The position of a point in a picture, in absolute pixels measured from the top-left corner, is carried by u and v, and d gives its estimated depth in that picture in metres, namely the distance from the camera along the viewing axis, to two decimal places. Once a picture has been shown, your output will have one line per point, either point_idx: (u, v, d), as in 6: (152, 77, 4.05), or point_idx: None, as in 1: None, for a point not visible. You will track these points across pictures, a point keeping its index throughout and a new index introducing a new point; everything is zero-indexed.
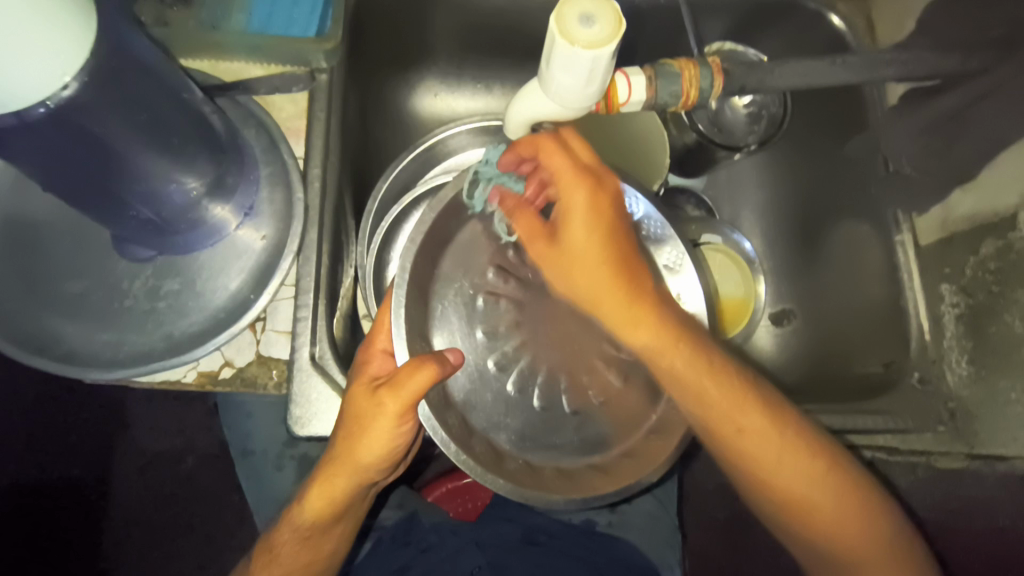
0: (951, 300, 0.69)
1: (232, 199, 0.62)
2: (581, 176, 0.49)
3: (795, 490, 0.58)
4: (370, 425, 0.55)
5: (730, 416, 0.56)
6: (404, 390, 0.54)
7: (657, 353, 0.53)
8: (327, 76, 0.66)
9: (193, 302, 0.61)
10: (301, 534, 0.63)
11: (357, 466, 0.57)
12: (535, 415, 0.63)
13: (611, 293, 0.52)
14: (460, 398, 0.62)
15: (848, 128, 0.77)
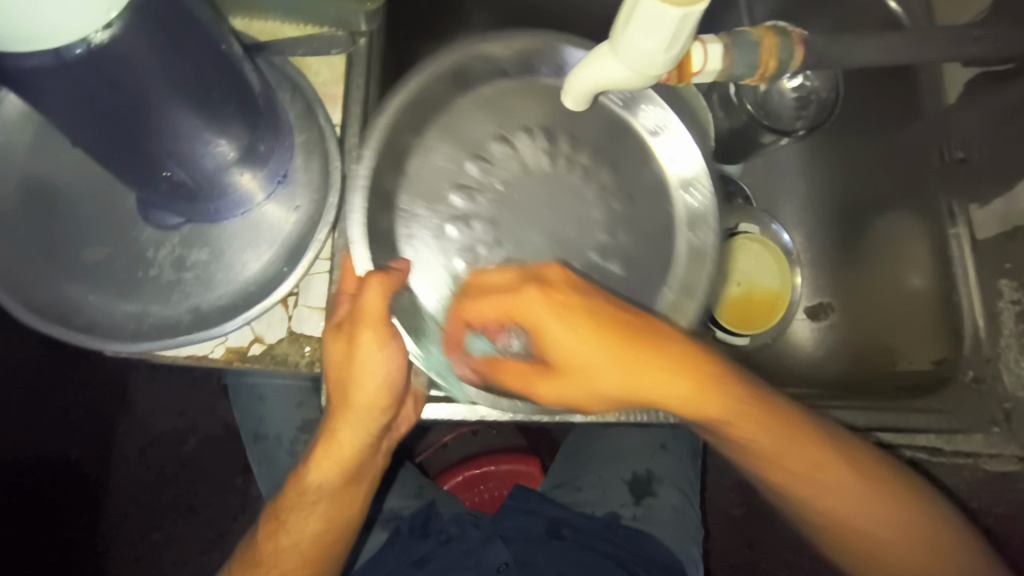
0: (1011, 296, 0.67)
1: (266, 167, 0.59)
2: (523, 288, 0.51)
3: (838, 509, 0.58)
4: (353, 362, 0.52)
5: (802, 466, 0.56)
6: (366, 318, 0.51)
7: (734, 426, 0.53)
8: (367, 40, 0.63)
9: (222, 273, 0.58)
10: (310, 499, 0.59)
11: (354, 414, 0.55)
12: None
13: (638, 364, 0.49)
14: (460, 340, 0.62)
15: (902, 116, 0.74)
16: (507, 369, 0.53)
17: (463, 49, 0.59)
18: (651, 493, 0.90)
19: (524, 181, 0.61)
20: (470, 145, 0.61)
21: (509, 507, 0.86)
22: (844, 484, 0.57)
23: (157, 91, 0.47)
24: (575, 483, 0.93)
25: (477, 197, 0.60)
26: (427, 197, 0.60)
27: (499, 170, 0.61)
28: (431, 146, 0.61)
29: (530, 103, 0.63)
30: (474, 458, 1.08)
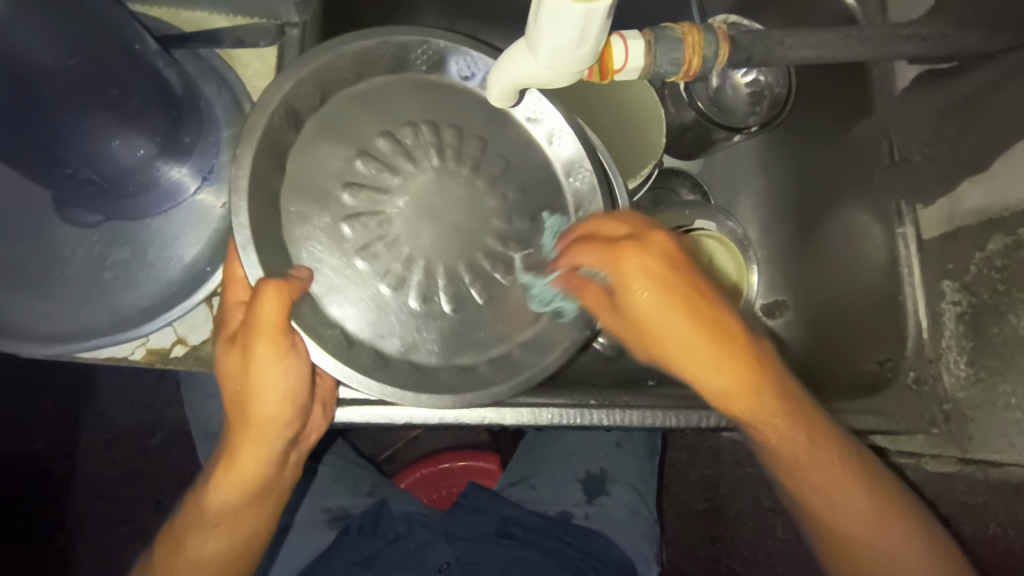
0: (952, 298, 0.65)
1: (190, 161, 0.57)
2: (622, 248, 0.48)
3: (847, 527, 0.52)
4: (249, 374, 0.51)
5: (813, 481, 0.52)
6: (262, 327, 0.49)
7: (762, 425, 0.50)
8: (298, 31, 0.61)
9: (144, 272, 0.57)
10: (207, 524, 0.54)
11: (256, 424, 0.52)
12: (447, 319, 0.58)
13: (715, 361, 0.48)
14: (363, 333, 0.56)
15: (853, 112, 0.72)
16: (589, 294, 0.53)
17: (320, 64, 0.54)
18: (604, 491, 0.90)
19: (414, 175, 0.58)
20: (353, 140, 0.57)
21: (459, 506, 0.86)
22: (866, 522, 0.52)
23: (53, 80, 0.46)
24: (530, 481, 0.93)
25: (369, 196, 0.56)
26: (310, 197, 0.55)
27: (388, 166, 0.57)
28: (317, 145, 0.56)
29: (408, 101, 0.58)
30: (432, 455, 1.08)
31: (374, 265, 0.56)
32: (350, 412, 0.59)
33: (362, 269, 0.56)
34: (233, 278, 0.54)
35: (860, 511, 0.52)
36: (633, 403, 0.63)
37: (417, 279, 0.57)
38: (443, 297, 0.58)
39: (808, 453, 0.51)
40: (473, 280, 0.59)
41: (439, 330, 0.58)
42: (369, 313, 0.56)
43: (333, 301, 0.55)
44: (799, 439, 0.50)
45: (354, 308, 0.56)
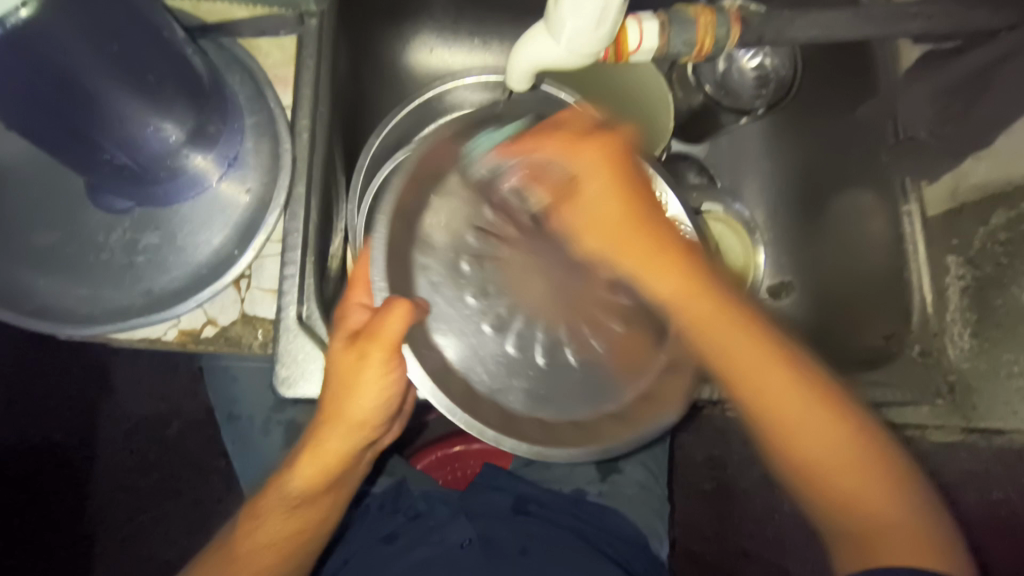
0: (957, 272, 0.67)
1: (216, 149, 0.59)
2: (568, 139, 0.50)
3: (805, 449, 0.49)
4: (354, 382, 0.52)
5: (744, 377, 0.49)
6: (382, 338, 0.52)
7: (700, 319, 0.49)
8: (317, 20, 0.62)
9: (173, 257, 0.59)
10: (289, 504, 0.57)
11: (348, 424, 0.54)
12: (537, 371, 0.65)
13: (632, 241, 0.49)
14: (459, 365, 0.63)
15: (860, 93, 0.73)
16: (547, 183, 0.51)
17: (439, 132, 0.65)
18: (617, 469, 0.92)
19: (531, 241, 0.65)
20: (464, 217, 0.66)
21: (475, 485, 0.88)
22: (821, 433, 0.48)
23: (92, 72, 0.49)
24: (544, 460, 0.95)
25: (484, 263, 0.67)
26: (427, 250, 0.65)
27: (494, 237, 0.66)
28: (432, 210, 0.65)
29: (485, 146, 0.66)
30: (446, 438, 1.10)
31: (484, 305, 0.66)
32: None
33: (488, 331, 0.65)
34: (358, 282, 0.57)
35: (810, 422, 0.48)
36: None
37: (515, 330, 0.66)
38: (539, 350, 0.66)
39: (753, 360, 0.49)
40: (571, 343, 0.66)
41: (527, 379, 0.64)
42: (466, 349, 0.64)
43: (440, 331, 0.64)
44: (749, 345, 0.49)
45: (454, 337, 0.64)
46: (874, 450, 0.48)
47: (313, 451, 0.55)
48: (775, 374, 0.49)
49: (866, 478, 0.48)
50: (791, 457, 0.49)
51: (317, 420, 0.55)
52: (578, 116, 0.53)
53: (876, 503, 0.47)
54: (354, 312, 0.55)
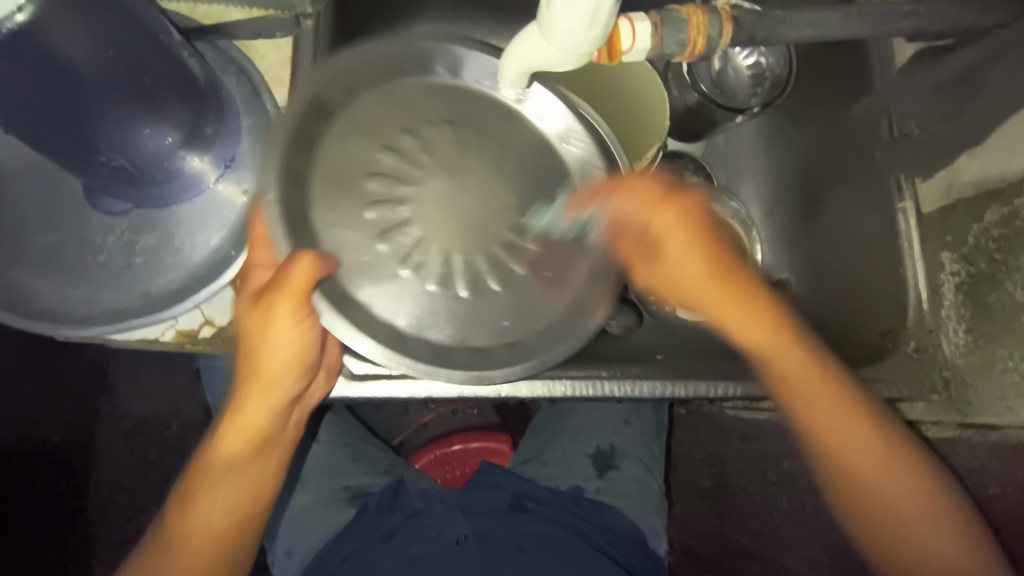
0: (951, 268, 0.67)
1: (212, 150, 0.60)
2: (670, 197, 0.57)
3: (872, 487, 0.58)
4: (260, 331, 0.56)
5: (837, 425, 0.58)
6: (291, 289, 0.54)
7: (766, 347, 0.58)
8: (312, 22, 0.63)
9: (170, 257, 0.59)
10: (218, 479, 0.59)
11: (262, 381, 0.58)
12: (465, 304, 0.61)
13: (725, 294, 0.58)
14: (383, 309, 0.59)
15: (854, 93, 0.74)
16: (628, 246, 0.60)
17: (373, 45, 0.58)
18: (614, 466, 0.94)
19: (456, 171, 0.61)
20: (377, 135, 0.60)
21: (474, 483, 0.88)
22: (871, 460, 0.58)
23: (89, 73, 0.49)
24: (541, 458, 0.95)
25: (395, 184, 0.60)
26: (345, 188, 0.59)
27: (410, 162, 0.61)
28: (348, 136, 0.60)
29: (436, 102, 0.61)
30: (444, 436, 1.11)
31: (394, 247, 0.60)
32: (371, 387, 0.61)
33: (406, 276, 0.60)
34: (257, 242, 0.57)
35: (876, 468, 0.58)
36: (643, 374, 0.66)
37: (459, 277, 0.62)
38: (463, 283, 0.61)
39: (814, 382, 0.58)
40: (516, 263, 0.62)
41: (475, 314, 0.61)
42: (392, 298, 0.60)
43: (362, 285, 0.59)
44: (819, 388, 0.58)
45: (406, 312, 0.60)
46: (929, 485, 0.58)
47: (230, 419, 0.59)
48: (841, 414, 0.58)
49: (916, 510, 0.57)
50: (850, 488, 0.59)
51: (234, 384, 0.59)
52: (643, 177, 0.57)
53: (914, 525, 0.57)
54: (254, 269, 0.57)
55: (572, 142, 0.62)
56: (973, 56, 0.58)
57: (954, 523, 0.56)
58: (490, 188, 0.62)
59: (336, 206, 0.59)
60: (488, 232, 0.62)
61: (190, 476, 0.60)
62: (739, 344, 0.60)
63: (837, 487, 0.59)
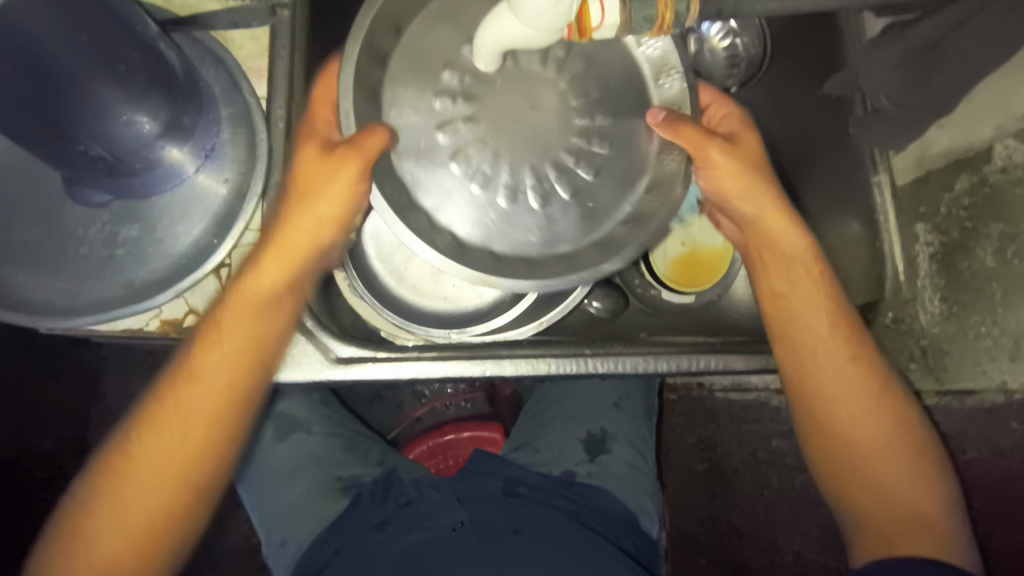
0: (925, 240, 0.68)
1: (192, 140, 0.60)
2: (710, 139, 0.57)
3: (853, 434, 0.59)
4: (319, 180, 0.55)
5: (830, 364, 0.59)
6: (361, 154, 0.54)
7: (790, 257, 0.61)
8: (288, 11, 0.63)
9: (153, 248, 0.60)
10: (205, 352, 0.56)
11: (306, 226, 0.57)
12: (506, 210, 0.62)
13: (759, 203, 0.60)
14: (431, 206, 0.61)
15: (824, 69, 0.74)
16: (684, 135, 0.57)
17: None
18: (606, 450, 0.95)
19: (501, 75, 0.61)
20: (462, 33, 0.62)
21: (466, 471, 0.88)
22: (847, 391, 0.59)
23: (69, 62, 0.49)
24: (533, 444, 0.96)
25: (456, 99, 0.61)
26: (417, 81, 0.61)
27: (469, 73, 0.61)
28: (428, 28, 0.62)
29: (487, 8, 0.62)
30: (437, 428, 1.11)
31: (451, 140, 0.61)
32: (358, 370, 0.62)
33: (456, 172, 0.61)
34: (313, 120, 0.58)
35: (864, 420, 0.59)
36: (625, 350, 0.65)
37: (494, 177, 0.61)
38: (517, 187, 0.61)
39: (813, 309, 0.60)
40: (556, 173, 0.62)
41: (515, 215, 0.62)
42: (445, 198, 0.61)
43: (425, 189, 0.61)
44: (823, 312, 0.60)
45: (466, 219, 0.61)
46: (899, 420, 0.59)
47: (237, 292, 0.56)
48: (839, 355, 0.59)
49: (880, 443, 0.58)
50: (831, 432, 0.59)
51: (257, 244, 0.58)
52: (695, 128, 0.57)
53: (877, 458, 0.58)
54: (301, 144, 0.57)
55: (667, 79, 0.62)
56: (933, 28, 0.58)
57: (920, 470, 0.58)
58: (541, 96, 0.61)
59: (410, 93, 0.61)
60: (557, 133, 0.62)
61: (165, 380, 0.56)
62: (760, 262, 0.63)
63: (815, 431, 0.60)
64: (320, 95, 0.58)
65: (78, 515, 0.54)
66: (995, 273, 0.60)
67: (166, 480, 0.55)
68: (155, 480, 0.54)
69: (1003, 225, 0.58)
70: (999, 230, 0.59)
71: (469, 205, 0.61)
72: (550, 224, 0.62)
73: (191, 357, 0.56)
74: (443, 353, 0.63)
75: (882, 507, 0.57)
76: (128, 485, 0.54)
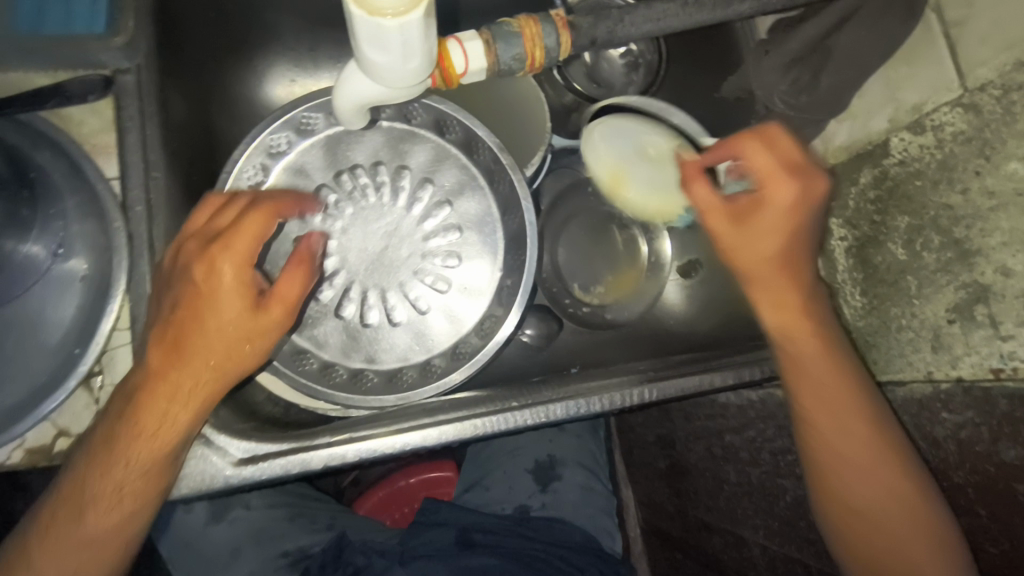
0: (839, 234, 0.67)
1: (35, 236, 0.53)
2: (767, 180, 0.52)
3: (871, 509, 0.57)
4: (228, 324, 0.49)
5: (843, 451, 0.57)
6: (283, 301, 0.51)
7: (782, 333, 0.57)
8: (131, 77, 0.56)
9: (5, 368, 0.53)
10: (65, 524, 0.50)
11: (207, 365, 0.50)
12: (397, 333, 0.69)
13: (767, 273, 0.55)
14: (326, 347, 0.67)
15: (725, 67, 0.75)
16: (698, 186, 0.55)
17: None
18: (556, 477, 0.93)
19: (362, 212, 0.68)
20: (318, 178, 0.68)
21: (417, 526, 0.84)
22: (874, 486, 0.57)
23: None
24: (484, 483, 0.93)
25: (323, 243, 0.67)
26: None
27: (333, 216, 0.68)
28: (278, 184, 0.66)
29: (322, 154, 0.67)
30: (386, 476, 1.06)
31: (332, 292, 0.67)
32: (264, 466, 0.55)
33: (348, 314, 0.68)
34: (232, 249, 0.49)
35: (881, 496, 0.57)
36: (555, 396, 0.62)
37: (372, 304, 0.68)
38: (397, 311, 0.69)
39: (817, 387, 0.57)
40: (430, 285, 0.69)
41: (409, 338, 0.68)
42: (344, 335, 0.68)
43: (318, 327, 0.67)
44: (829, 384, 0.57)
45: (360, 350, 0.68)
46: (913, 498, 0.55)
47: (102, 461, 0.49)
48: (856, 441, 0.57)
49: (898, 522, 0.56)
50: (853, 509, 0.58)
51: (150, 360, 0.49)
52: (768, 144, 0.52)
53: (892, 531, 0.57)
54: (218, 277, 0.49)
55: (499, 180, 0.68)
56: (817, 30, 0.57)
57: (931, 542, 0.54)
58: (396, 225, 0.69)
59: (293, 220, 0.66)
60: (422, 248, 0.69)
61: (86, 459, 0.50)
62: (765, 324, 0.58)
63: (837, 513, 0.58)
64: (245, 232, 0.50)
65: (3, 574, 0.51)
66: (907, 265, 0.59)
67: (87, 558, 0.51)
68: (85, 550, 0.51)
69: (910, 218, 0.58)
70: (906, 222, 0.58)
71: (355, 340, 0.68)
72: (420, 332, 0.69)
73: (112, 435, 0.50)
74: (354, 433, 0.58)
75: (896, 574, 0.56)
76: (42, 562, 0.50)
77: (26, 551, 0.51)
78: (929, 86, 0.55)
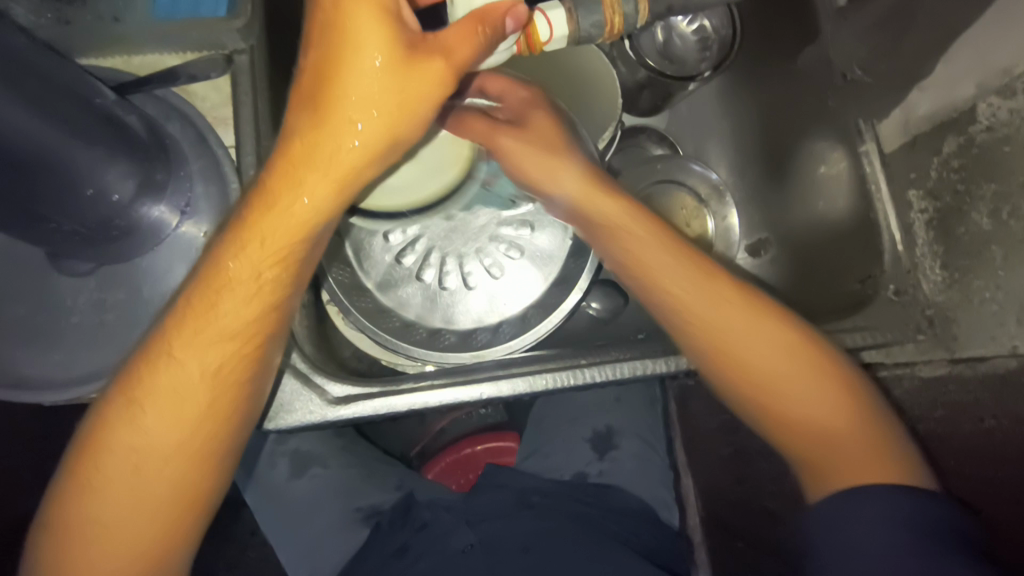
0: (918, 207, 0.66)
1: (165, 198, 0.60)
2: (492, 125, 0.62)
3: (769, 377, 0.56)
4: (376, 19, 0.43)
5: (705, 318, 0.57)
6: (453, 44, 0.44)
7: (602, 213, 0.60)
8: (245, 56, 0.64)
9: (138, 310, 0.61)
10: (136, 453, 0.49)
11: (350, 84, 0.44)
12: (472, 296, 0.73)
13: (550, 161, 0.60)
14: (409, 307, 0.72)
15: (801, 36, 0.74)
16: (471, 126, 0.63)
17: None
18: (615, 447, 0.95)
19: None
20: None
21: (481, 484, 0.89)
22: (754, 348, 0.56)
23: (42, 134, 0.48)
24: (544, 449, 0.97)
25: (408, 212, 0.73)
26: None
27: None
28: None
29: None
30: (453, 443, 1.11)
31: (415, 257, 0.73)
32: (355, 406, 0.61)
33: (427, 278, 0.73)
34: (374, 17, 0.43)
35: (767, 363, 0.56)
36: (622, 356, 0.65)
37: (450, 269, 0.73)
38: (472, 276, 0.73)
39: (652, 256, 0.59)
40: (505, 251, 0.73)
41: (482, 301, 0.73)
42: (425, 297, 0.73)
43: (401, 289, 0.73)
44: (660, 260, 0.59)
45: (438, 311, 0.73)
46: (793, 344, 0.56)
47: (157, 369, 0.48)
48: (713, 306, 0.57)
49: (788, 370, 0.55)
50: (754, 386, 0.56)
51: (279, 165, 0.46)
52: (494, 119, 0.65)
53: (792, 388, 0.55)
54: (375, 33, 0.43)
55: None
56: None
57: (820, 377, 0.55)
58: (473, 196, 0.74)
59: None
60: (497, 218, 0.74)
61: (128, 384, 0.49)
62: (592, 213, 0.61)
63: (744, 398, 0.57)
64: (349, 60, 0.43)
65: (63, 537, 0.49)
66: (992, 235, 0.57)
67: (163, 476, 0.49)
68: (152, 483, 0.49)
69: (996, 184, 0.56)
70: (992, 189, 0.57)
71: (433, 303, 0.73)
72: (492, 296, 0.73)
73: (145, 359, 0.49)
74: (433, 381, 0.63)
75: (818, 435, 0.54)
76: (104, 501, 0.49)
77: (87, 492, 0.49)
78: (1018, 47, 0.54)
